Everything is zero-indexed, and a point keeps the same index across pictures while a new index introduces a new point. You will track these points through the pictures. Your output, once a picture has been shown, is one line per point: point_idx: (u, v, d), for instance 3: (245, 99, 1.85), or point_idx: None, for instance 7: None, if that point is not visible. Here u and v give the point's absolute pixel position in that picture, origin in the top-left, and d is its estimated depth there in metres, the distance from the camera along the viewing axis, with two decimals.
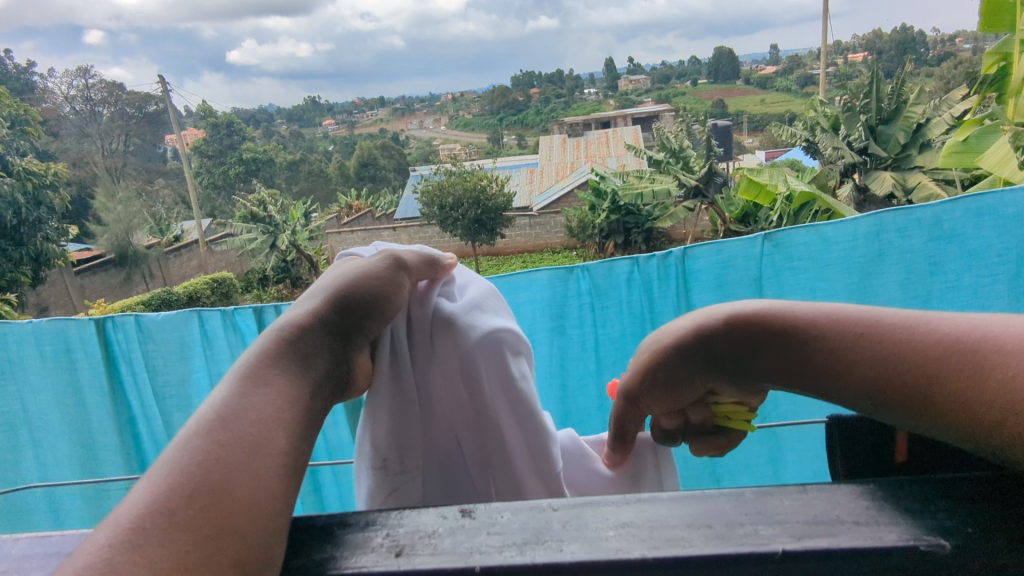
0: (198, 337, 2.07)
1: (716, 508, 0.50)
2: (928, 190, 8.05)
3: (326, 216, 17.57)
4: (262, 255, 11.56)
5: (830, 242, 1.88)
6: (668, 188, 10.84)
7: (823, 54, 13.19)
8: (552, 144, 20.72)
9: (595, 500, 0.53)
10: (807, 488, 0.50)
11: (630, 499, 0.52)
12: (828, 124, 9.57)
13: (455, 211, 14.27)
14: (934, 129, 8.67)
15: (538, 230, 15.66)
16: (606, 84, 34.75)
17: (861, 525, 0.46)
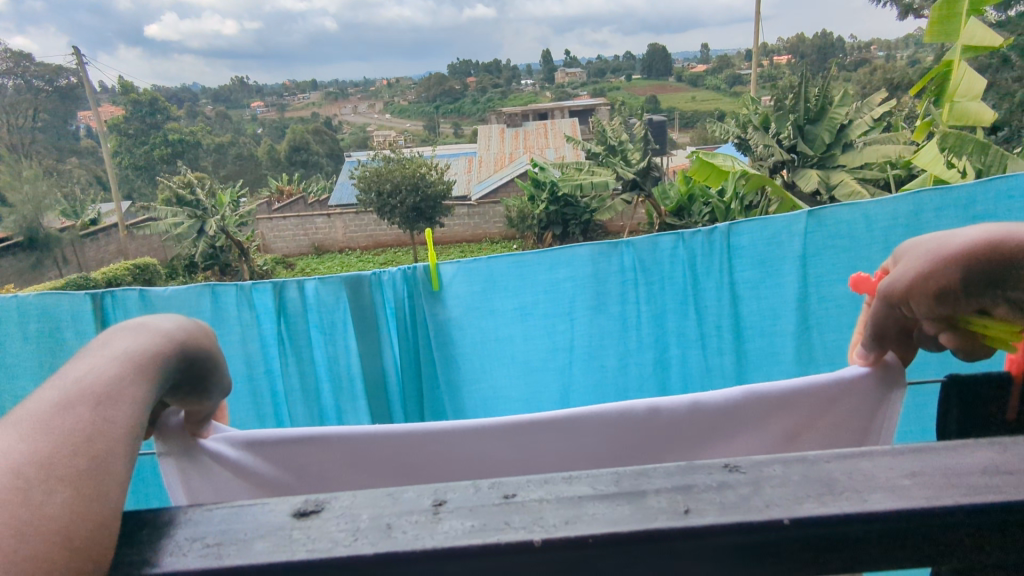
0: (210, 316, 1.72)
1: (998, 457, 0.49)
2: (849, 186, 8.30)
3: (256, 200, 16.87)
4: (187, 240, 10.98)
5: (875, 220, 1.62)
6: (607, 181, 10.93)
7: (753, 55, 13.70)
8: (490, 135, 20.74)
9: (864, 452, 0.51)
10: None
11: (901, 449, 0.50)
12: (759, 122, 9.94)
13: (393, 198, 14.09)
14: (856, 130, 9.11)
15: (476, 220, 15.64)
16: (543, 77, 35.47)
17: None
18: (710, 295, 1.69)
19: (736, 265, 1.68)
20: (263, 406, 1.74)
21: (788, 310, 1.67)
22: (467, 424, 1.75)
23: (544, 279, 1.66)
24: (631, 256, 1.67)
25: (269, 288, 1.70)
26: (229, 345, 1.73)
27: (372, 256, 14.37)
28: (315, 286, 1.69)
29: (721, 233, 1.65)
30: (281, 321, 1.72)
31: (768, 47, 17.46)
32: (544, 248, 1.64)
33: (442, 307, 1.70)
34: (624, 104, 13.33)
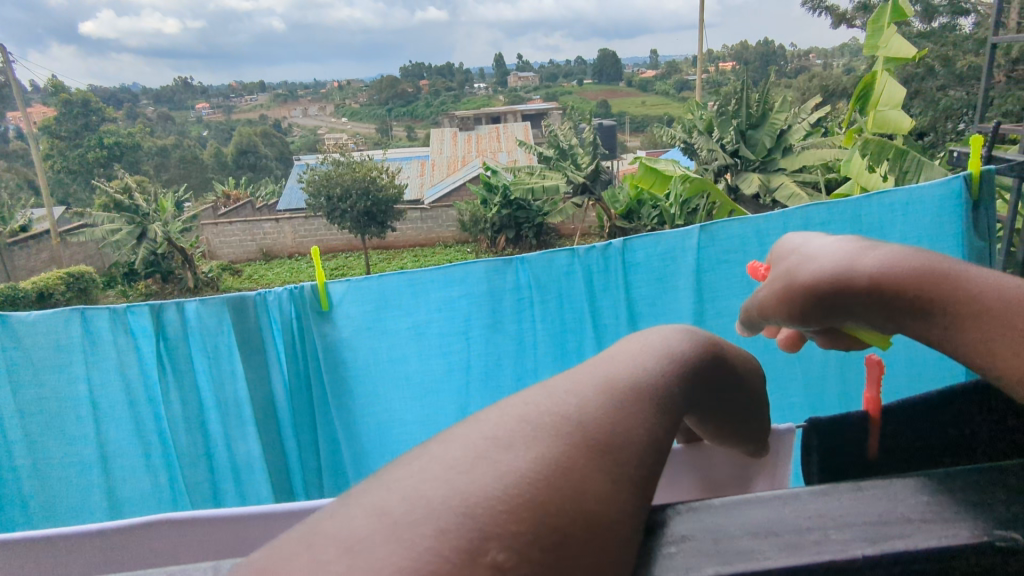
0: (81, 339, 1.82)
1: (777, 515, 0.46)
2: (789, 188, 8.60)
3: (201, 205, 16.29)
4: (127, 247, 10.48)
5: (764, 235, 1.96)
6: (559, 184, 11.05)
7: (700, 61, 14.02)
8: (443, 138, 20.58)
9: (640, 512, 0.47)
10: (858, 486, 0.48)
11: (684, 508, 0.48)
12: (703, 128, 10.19)
13: (343, 202, 13.78)
14: (795, 134, 9.43)
15: (430, 224, 15.42)
16: (498, 80, 35.54)
17: (926, 522, 0.44)
18: (605, 307, 1.98)
19: (634, 281, 1.98)
20: (147, 432, 1.90)
21: (687, 317, 2.01)
22: (358, 437, 1.97)
23: (441, 296, 1.89)
24: (525, 274, 1.92)
25: (146, 311, 1.81)
26: (103, 363, 1.83)
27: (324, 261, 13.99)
28: (197, 306, 1.81)
29: (618, 250, 1.95)
30: (158, 340, 1.83)
31: (714, 53, 17.90)
32: (439, 268, 1.86)
33: (332, 326, 1.87)
34: (575, 108, 13.42)
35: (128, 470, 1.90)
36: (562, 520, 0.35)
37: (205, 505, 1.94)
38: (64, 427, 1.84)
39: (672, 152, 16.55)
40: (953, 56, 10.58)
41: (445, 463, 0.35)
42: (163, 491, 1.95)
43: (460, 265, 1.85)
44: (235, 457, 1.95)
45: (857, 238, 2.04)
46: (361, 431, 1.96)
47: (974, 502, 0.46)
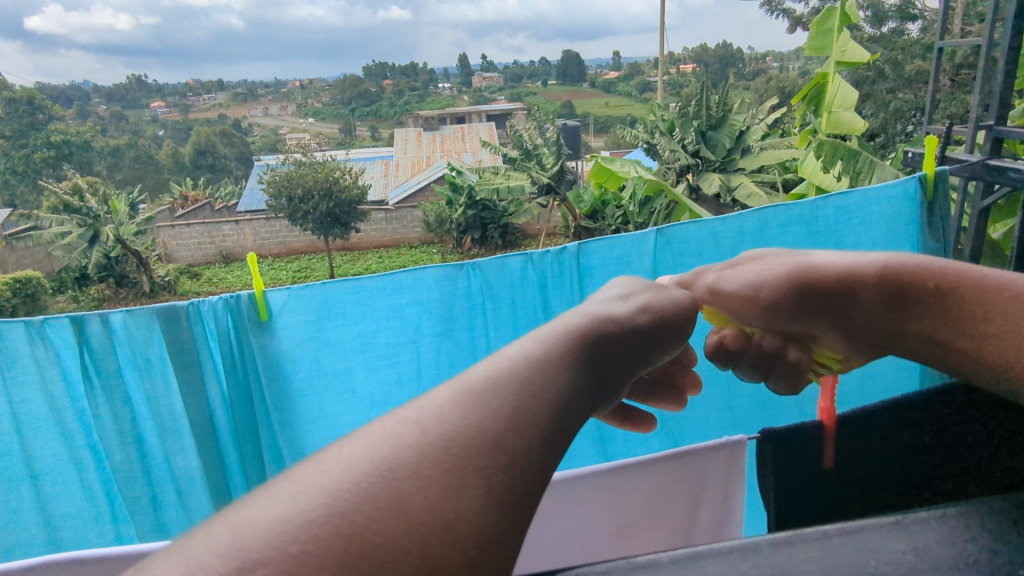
0: None
1: (736, 571, 0.40)
2: (748, 188, 8.73)
3: (152, 208, 15.67)
4: (78, 251, 9.89)
5: (719, 238, 1.96)
6: (523, 185, 11.11)
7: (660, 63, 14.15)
8: (405, 138, 20.37)
9: (584, 574, 0.41)
10: (826, 534, 0.42)
11: (625, 566, 0.41)
12: (665, 128, 10.25)
13: (304, 203, 14.01)
14: (753, 135, 9.58)
15: (394, 225, 14.93)
16: (460, 79, 35.44)
17: (908, 575, 0.38)
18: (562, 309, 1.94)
19: (589, 284, 1.95)
20: (79, 452, 1.77)
21: None
22: (303, 451, 1.89)
23: (390, 303, 1.82)
24: (477, 279, 1.87)
25: (65, 322, 1.67)
26: (21, 380, 1.68)
27: (285, 263, 13.57)
28: (124, 317, 1.69)
29: (575, 252, 1.91)
30: (81, 354, 1.69)
31: (674, 55, 18.13)
32: (385, 274, 1.79)
33: (271, 337, 1.78)
34: (539, 109, 13.38)
35: (59, 493, 1.77)
36: (373, 549, 0.36)
37: (148, 526, 1.83)
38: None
39: (635, 152, 16.67)
40: (901, 60, 10.92)
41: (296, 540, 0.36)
42: (98, 508, 1.82)
43: (410, 271, 1.78)
44: (175, 475, 1.83)
45: (815, 240, 2.04)
46: (307, 445, 1.88)
47: (960, 544, 0.41)
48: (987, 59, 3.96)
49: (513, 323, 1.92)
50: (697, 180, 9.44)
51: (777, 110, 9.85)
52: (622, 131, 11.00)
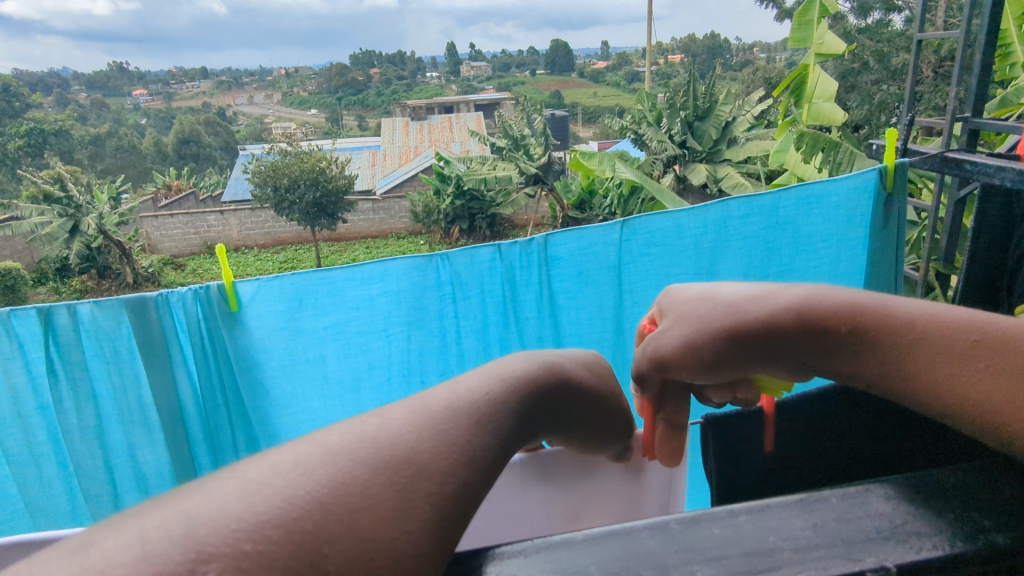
0: None
1: (644, 547, 0.42)
2: (734, 179, 8.82)
3: (137, 199, 15.75)
4: (58, 242, 9.94)
5: (683, 229, 2.02)
6: (510, 175, 11.18)
7: (648, 54, 14.30)
8: (394, 128, 20.57)
9: (496, 555, 0.42)
10: (735, 512, 0.44)
11: (541, 545, 0.43)
12: (653, 119, 10.32)
13: (291, 193, 13.66)
14: (739, 126, 9.65)
15: (382, 215, 15.44)
16: (451, 70, 35.56)
17: (803, 554, 0.40)
18: (529, 298, 2.00)
19: (556, 273, 2.01)
20: (44, 442, 1.76)
21: (606, 319, 2.07)
22: (279, 438, 1.92)
23: (361, 293, 1.83)
24: (447, 270, 1.90)
25: (32, 314, 1.66)
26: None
27: (269, 255, 14.49)
28: (89, 309, 1.68)
29: (543, 243, 1.95)
30: (45, 348, 1.69)
31: (663, 47, 18.32)
32: (354, 265, 1.80)
33: (241, 328, 1.78)
34: (527, 99, 13.36)
35: (22, 484, 1.76)
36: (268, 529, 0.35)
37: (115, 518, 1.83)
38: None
39: (623, 142, 16.82)
40: (887, 52, 10.99)
41: (193, 509, 0.35)
42: (64, 495, 1.81)
43: (380, 262, 1.80)
44: (141, 469, 1.83)
45: (773, 231, 2.11)
46: (282, 433, 1.90)
47: (856, 522, 0.43)
48: (964, 50, 3.99)
49: (482, 313, 1.97)
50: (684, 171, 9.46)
51: (761, 100, 9.92)
52: (610, 121, 11.04)
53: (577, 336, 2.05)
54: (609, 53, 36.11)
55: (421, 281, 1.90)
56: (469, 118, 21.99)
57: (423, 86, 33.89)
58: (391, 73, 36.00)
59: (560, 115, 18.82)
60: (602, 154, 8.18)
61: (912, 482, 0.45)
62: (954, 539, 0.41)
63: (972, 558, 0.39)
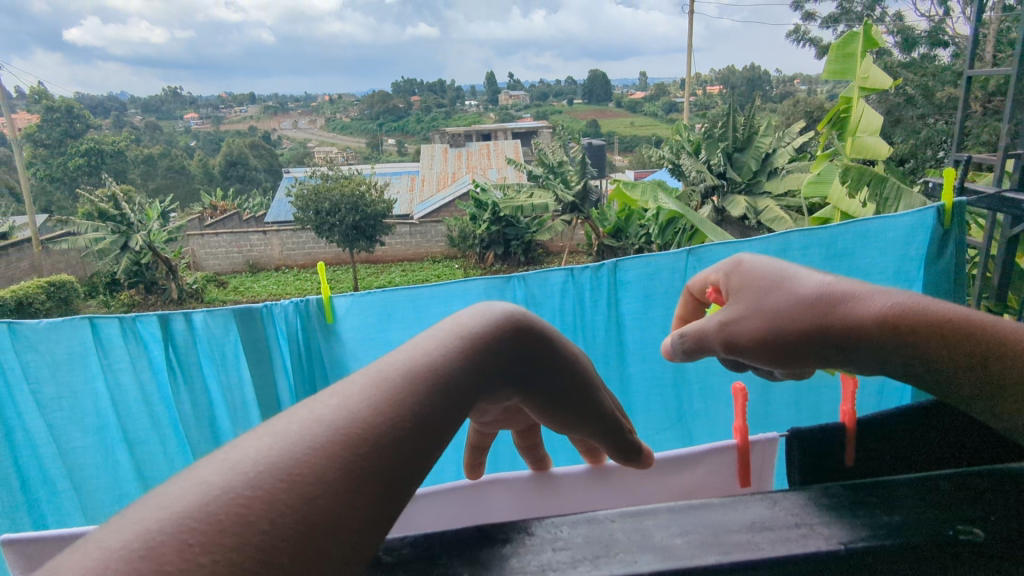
0: (93, 343, 1.92)
1: (698, 527, 0.60)
2: (773, 211, 8.79)
3: (185, 217, 16.83)
4: (111, 256, 11.29)
5: (744, 258, 2.11)
6: (547, 203, 11.34)
7: (685, 87, 14.56)
8: (434, 154, 21.32)
9: (591, 522, 0.62)
10: (761, 508, 0.63)
11: (621, 520, 0.63)
12: (692, 149, 10.45)
13: (331, 217, 14.13)
14: (780, 158, 9.59)
15: (418, 239, 15.97)
16: (493, 102, 36.66)
17: (803, 533, 0.59)
18: (600, 320, 2.13)
19: (624, 296, 2.12)
20: (161, 430, 2.01)
21: None
22: None
23: (445, 308, 1.97)
24: (522, 291, 2.02)
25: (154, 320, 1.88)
26: (115, 371, 1.91)
27: (310, 274, 15.33)
28: (202, 317, 1.88)
29: (612, 269, 2.09)
30: (168, 347, 1.91)
31: (700, 79, 18.61)
32: (439, 284, 1.94)
33: (337, 339, 1.94)
34: (563, 127, 13.59)
35: (144, 462, 2.01)
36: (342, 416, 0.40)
37: None
38: (73, 421, 1.94)
39: (661, 172, 17.09)
40: (933, 87, 10.92)
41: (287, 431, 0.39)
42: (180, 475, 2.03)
43: (463, 281, 1.93)
44: None
45: (832, 261, 2.17)
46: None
47: (849, 516, 0.60)
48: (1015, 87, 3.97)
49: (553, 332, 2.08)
50: (722, 203, 9.55)
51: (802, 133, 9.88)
52: (647, 151, 11.25)
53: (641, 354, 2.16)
54: (648, 84, 36.67)
55: (498, 298, 2.03)
56: (506, 145, 22.50)
57: (462, 114, 34.97)
58: (430, 102, 37.30)
59: (598, 143, 19.08)
60: (648, 183, 8.26)
61: (905, 495, 0.63)
62: (923, 537, 0.57)
63: (937, 541, 0.57)
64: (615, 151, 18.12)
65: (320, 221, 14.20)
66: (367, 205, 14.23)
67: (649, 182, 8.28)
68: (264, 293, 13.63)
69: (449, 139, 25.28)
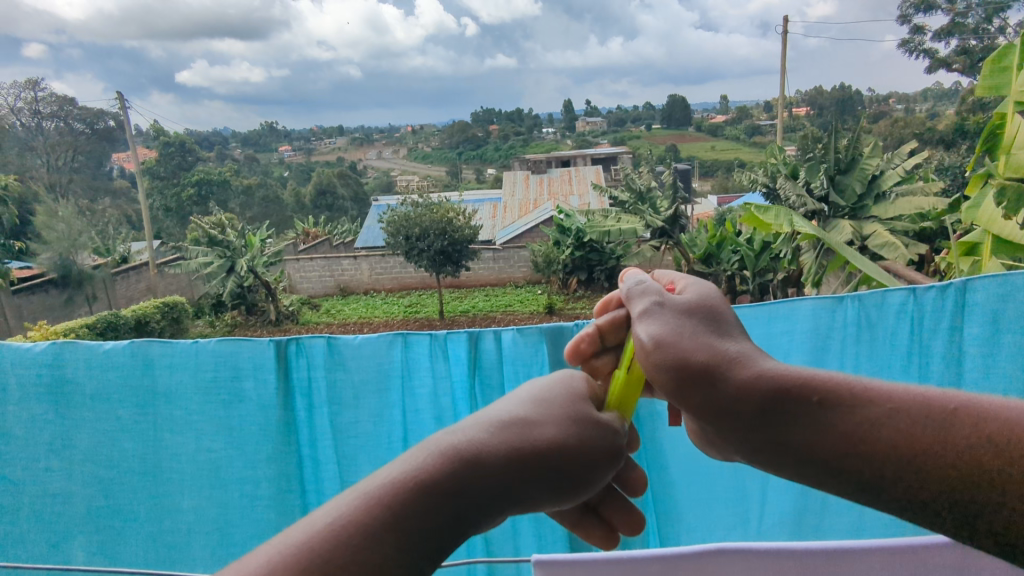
0: (401, 364, 2.25)
1: None
2: (883, 237, 8.18)
3: (281, 243, 17.95)
4: (219, 279, 12.68)
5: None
6: (635, 227, 11.05)
7: (778, 108, 14.13)
8: (515, 181, 21.67)
9: None
10: None
11: None
12: (789, 172, 9.87)
13: (421, 242, 14.42)
14: (888, 181, 8.89)
15: (502, 264, 16.20)
16: (571, 131, 36.91)
17: None
18: (937, 343, 2.24)
19: (921, 327, 2.24)
20: None
21: (956, 368, 2.24)
22: (683, 460, 2.30)
23: (769, 328, 2.21)
24: (852, 313, 2.23)
25: (469, 342, 2.21)
26: (419, 386, 2.23)
27: (398, 297, 15.93)
28: (513, 336, 2.19)
29: (961, 287, 2.21)
30: (471, 366, 2.22)
31: (791, 101, 17.91)
32: (764, 305, 2.19)
33: None
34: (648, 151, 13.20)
35: None
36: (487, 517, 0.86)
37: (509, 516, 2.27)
38: (368, 432, 2.26)
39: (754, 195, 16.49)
40: None
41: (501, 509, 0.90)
42: None
43: (792, 302, 2.18)
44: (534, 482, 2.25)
45: None
46: (671, 464, 2.29)
47: None
48: None
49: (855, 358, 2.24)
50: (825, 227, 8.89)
51: (915, 153, 9.05)
52: (741, 175, 10.91)
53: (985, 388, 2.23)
54: (729, 107, 35.72)
55: (823, 321, 2.24)
56: (587, 170, 22.48)
57: (539, 142, 35.57)
58: (508, 131, 38.17)
59: (684, 166, 18.71)
60: (778, 209, 7.77)
61: None
62: None
63: None
64: (701, 174, 17.72)
65: (407, 246, 14.60)
66: (455, 229, 14.52)
67: (778, 209, 7.78)
68: (354, 315, 14.27)
69: (526, 165, 25.56)
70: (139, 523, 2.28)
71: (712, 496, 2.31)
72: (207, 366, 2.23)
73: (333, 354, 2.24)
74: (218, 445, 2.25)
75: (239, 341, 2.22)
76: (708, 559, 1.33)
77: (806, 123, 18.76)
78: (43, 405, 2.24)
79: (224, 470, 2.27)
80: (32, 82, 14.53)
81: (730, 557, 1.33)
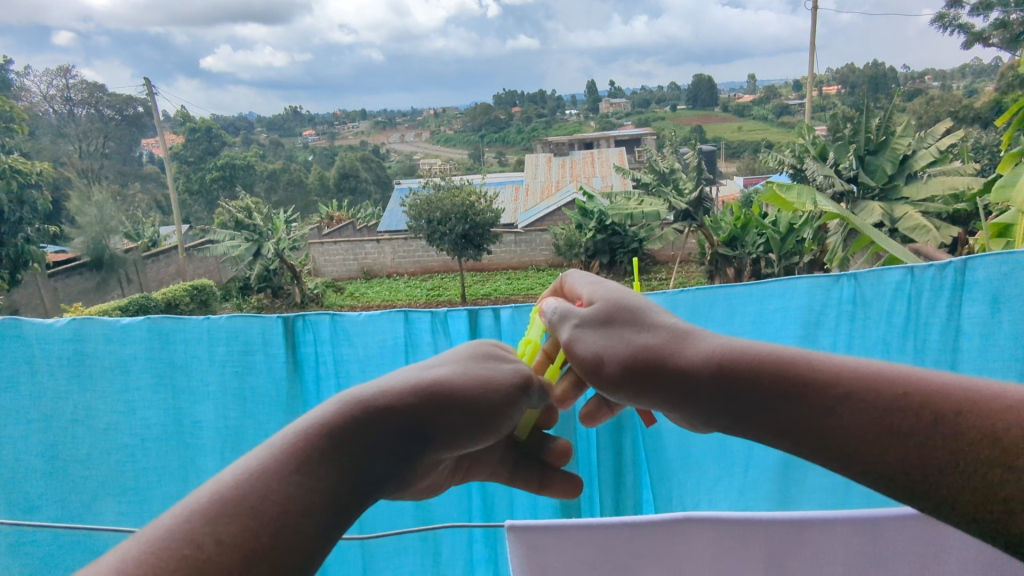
0: (403, 339, 2.28)
1: None
2: (915, 219, 7.95)
3: (306, 228, 18.14)
4: (245, 262, 12.90)
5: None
6: (658, 210, 10.78)
7: (806, 87, 13.77)
8: (538, 163, 21.53)
9: None
10: None
11: None
12: (817, 153, 9.65)
13: (443, 226, 14.48)
14: (921, 161, 8.56)
15: (524, 248, 16.16)
16: (596, 113, 36.42)
17: None
18: (936, 320, 2.20)
19: (919, 304, 2.20)
20: None
21: (955, 346, 2.20)
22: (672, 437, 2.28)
23: (762, 307, 2.19)
24: (849, 290, 2.20)
25: (469, 316, 2.23)
26: (421, 362, 2.26)
27: (420, 280, 16.02)
28: (513, 312, 2.19)
29: (961, 265, 2.17)
30: (472, 341, 2.25)
31: (821, 79, 17.45)
32: (757, 282, 2.18)
33: None
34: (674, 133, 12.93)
35: None
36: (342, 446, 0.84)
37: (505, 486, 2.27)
38: None
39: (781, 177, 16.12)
40: None
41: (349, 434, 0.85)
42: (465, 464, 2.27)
43: (785, 280, 2.17)
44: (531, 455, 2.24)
45: None
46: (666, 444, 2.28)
47: None
48: None
49: (853, 336, 2.21)
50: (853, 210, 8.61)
51: (950, 133, 8.76)
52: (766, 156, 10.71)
53: (985, 367, 2.19)
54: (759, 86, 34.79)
55: (818, 299, 2.22)
56: (611, 152, 22.20)
57: (561, 123, 35.28)
58: (530, 112, 37.84)
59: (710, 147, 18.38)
60: (802, 187, 7.60)
61: None
62: None
63: None
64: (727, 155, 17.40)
65: (429, 229, 14.56)
66: (476, 211, 14.47)
67: (801, 188, 7.62)
68: (378, 298, 14.41)
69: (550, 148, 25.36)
70: (162, 487, 2.36)
71: (706, 474, 2.29)
72: (222, 341, 2.30)
73: (337, 330, 2.29)
74: (233, 415, 2.33)
75: (247, 319, 2.29)
76: (676, 527, 1.35)
77: (835, 101, 18.25)
78: (64, 378, 2.31)
79: (240, 440, 2.34)
80: (64, 68, 14.85)
81: (697, 527, 1.35)
